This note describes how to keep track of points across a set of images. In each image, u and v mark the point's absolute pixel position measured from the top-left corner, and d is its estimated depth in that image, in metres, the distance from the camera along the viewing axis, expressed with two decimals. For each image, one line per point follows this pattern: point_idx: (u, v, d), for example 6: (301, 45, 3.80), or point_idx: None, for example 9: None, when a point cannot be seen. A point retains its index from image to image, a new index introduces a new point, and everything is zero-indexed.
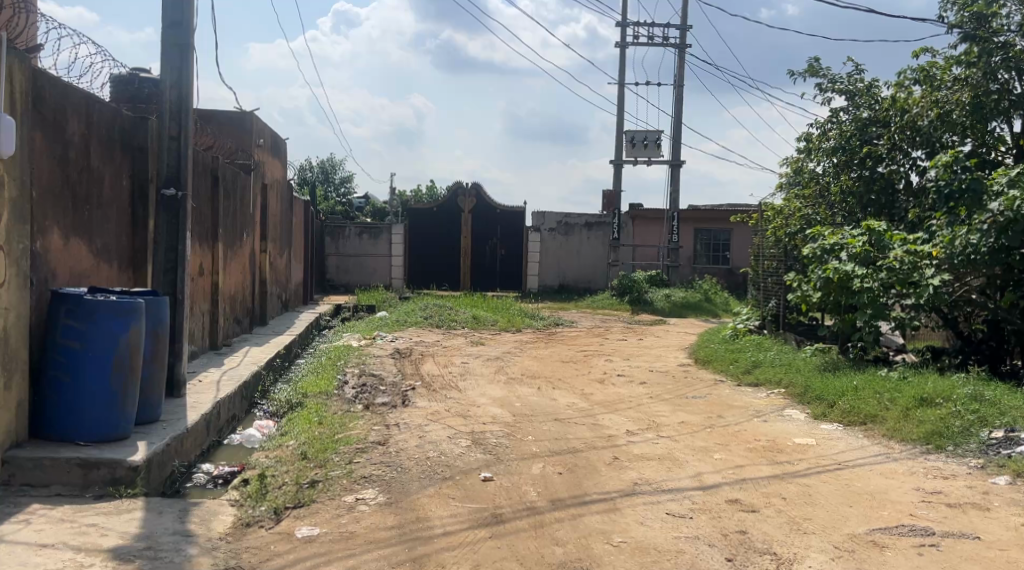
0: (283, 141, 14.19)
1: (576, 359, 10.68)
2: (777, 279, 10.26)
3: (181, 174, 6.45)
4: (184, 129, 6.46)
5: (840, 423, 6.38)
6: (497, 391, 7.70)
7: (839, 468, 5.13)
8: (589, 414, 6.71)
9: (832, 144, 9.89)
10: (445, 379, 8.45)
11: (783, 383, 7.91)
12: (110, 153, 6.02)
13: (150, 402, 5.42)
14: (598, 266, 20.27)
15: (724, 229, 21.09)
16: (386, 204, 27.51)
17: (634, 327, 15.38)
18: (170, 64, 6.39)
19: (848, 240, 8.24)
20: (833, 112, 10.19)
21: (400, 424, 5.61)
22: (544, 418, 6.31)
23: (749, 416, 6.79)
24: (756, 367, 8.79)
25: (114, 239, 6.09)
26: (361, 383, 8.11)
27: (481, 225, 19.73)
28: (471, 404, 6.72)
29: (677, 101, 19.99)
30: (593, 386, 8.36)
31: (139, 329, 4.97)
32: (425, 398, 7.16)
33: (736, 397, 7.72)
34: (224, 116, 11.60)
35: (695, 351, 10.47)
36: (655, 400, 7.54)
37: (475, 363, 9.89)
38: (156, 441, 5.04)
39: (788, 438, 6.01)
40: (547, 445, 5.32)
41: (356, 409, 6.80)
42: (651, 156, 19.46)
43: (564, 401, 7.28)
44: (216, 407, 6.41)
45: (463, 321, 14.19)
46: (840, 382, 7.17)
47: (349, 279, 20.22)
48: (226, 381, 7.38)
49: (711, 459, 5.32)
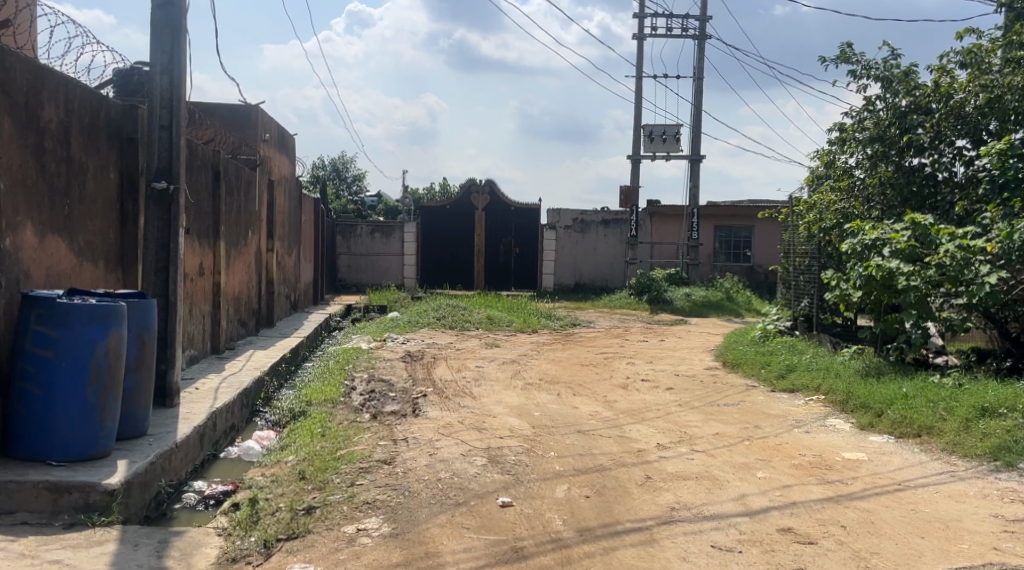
0: (290, 136, 13.73)
1: (596, 362, 10.16)
2: (811, 277, 9.72)
3: (172, 166, 5.97)
4: (175, 118, 5.97)
5: (891, 434, 5.87)
6: (514, 398, 7.19)
7: (899, 489, 4.59)
8: (614, 424, 6.19)
9: (869, 133, 9.32)
10: (459, 385, 7.94)
11: (822, 390, 7.36)
12: (95, 144, 5.55)
13: (134, 415, 4.93)
14: (615, 264, 19.78)
15: (745, 226, 20.53)
16: (400, 202, 27.04)
17: (655, 327, 14.85)
18: (160, 47, 5.90)
19: (890, 235, 7.66)
20: (868, 100, 9.55)
21: (409, 438, 5.11)
22: (567, 429, 5.78)
23: (789, 426, 6.27)
24: (790, 372, 8.22)
25: (99, 237, 5.63)
26: (369, 390, 7.63)
27: (496, 223, 19.16)
28: (487, 413, 6.21)
29: (697, 93, 19.41)
30: (616, 392, 7.83)
31: (120, 334, 4.48)
32: (437, 407, 6.66)
33: (771, 404, 7.17)
34: (228, 109, 11.11)
35: (722, 354, 9.91)
36: (685, 408, 7.01)
37: (490, 367, 9.39)
38: (139, 459, 4.55)
39: (836, 451, 5.47)
40: (571, 463, 4.79)
41: (362, 420, 6.31)
42: (670, 151, 18.88)
43: (586, 410, 6.76)
44: (211, 417, 5.93)
45: (477, 321, 13.70)
46: (887, 388, 6.63)
47: (360, 279, 19.81)
48: (225, 388, 6.91)
49: (755, 478, 4.79)
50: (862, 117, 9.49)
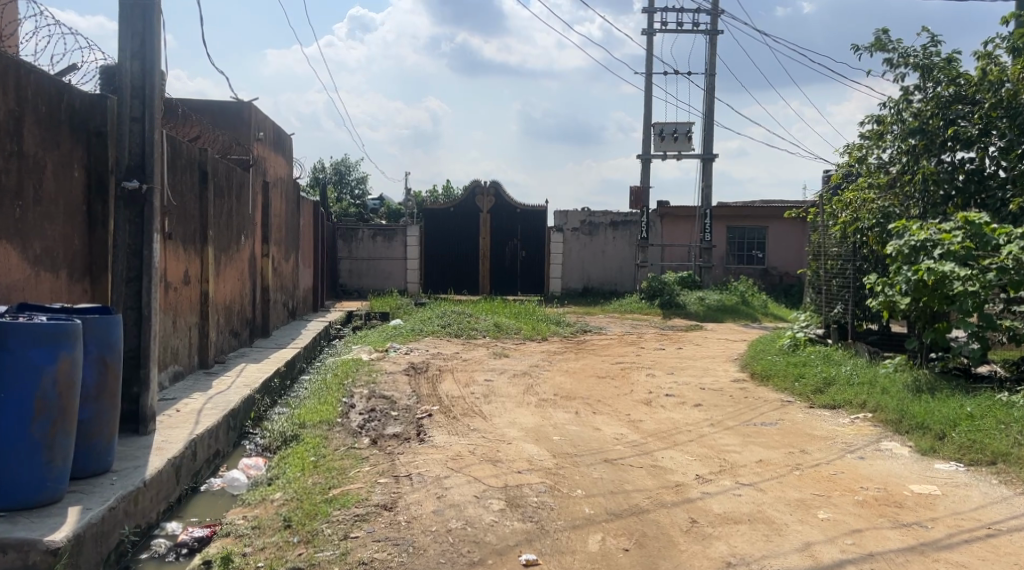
0: (286, 135, 13.08)
1: (613, 373, 9.48)
2: (845, 281, 9.04)
3: (145, 162, 5.30)
4: (149, 109, 5.30)
5: (959, 461, 5.22)
6: (529, 418, 6.50)
7: (992, 536, 3.90)
8: (644, 451, 5.50)
9: (908, 126, 8.64)
10: (467, 403, 7.25)
11: (869, 407, 6.67)
12: (56, 137, 4.91)
13: (94, 450, 4.26)
14: (624, 267, 19.11)
15: (759, 228, 19.84)
16: (402, 205, 26.41)
17: (669, 333, 14.16)
18: (130, 29, 5.23)
19: (940, 235, 6.95)
20: (905, 91, 8.92)
21: (413, 474, 4.42)
22: (592, 459, 5.09)
23: (840, 451, 5.59)
24: (830, 387, 7.53)
25: (61, 243, 4.97)
26: (369, 410, 6.96)
27: (501, 226, 18.44)
28: (500, 439, 5.53)
29: (709, 90, 18.73)
30: (639, 409, 7.14)
31: (72, 358, 3.82)
32: (444, 431, 5.98)
33: (814, 424, 6.48)
34: (219, 107, 10.42)
35: (749, 365, 9.22)
36: (718, 429, 6.33)
37: (500, 380, 8.70)
38: (96, 504, 3.88)
39: (902, 484, 4.78)
40: (602, 504, 4.11)
41: (359, 449, 5.64)
42: (682, 149, 18.16)
43: (610, 432, 6.07)
44: (191, 446, 5.26)
45: (483, 328, 13.03)
46: (946, 407, 5.96)
47: (362, 284, 19.24)
48: (209, 410, 6.25)
49: (817, 519, 4.11)
50: (900, 109, 8.86)
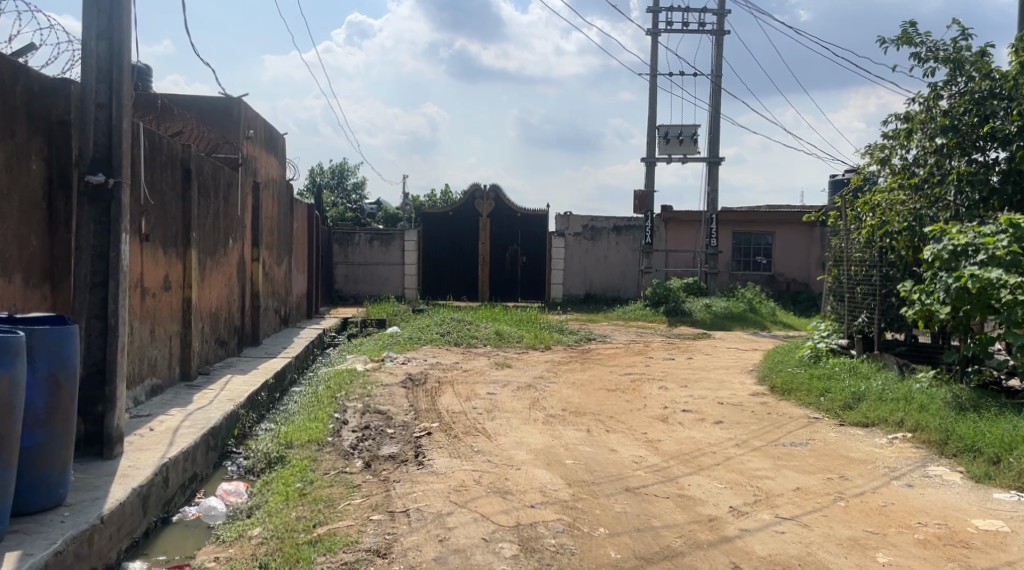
0: (279, 135, 12.54)
1: (623, 386, 8.92)
2: (871, 289, 8.51)
3: (113, 154, 4.76)
4: (117, 95, 4.75)
5: (1020, 491, 4.67)
6: (537, 438, 5.95)
7: None
8: (668, 477, 4.95)
9: (938, 124, 8.14)
10: (469, 420, 6.69)
11: (906, 426, 6.14)
12: (9, 124, 4.36)
13: (43, 482, 3.71)
14: (628, 273, 18.57)
15: (765, 233, 19.30)
16: (400, 210, 25.85)
17: (676, 342, 13.61)
18: (95, 5, 4.69)
19: (984, 239, 6.41)
20: (936, 87, 8.40)
21: (411, 509, 3.86)
22: (611, 487, 4.53)
23: (884, 477, 5.04)
24: (860, 403, 6.99)
25: (14, 244, 4.41)
26: (363, 428, 6.40)
27: (501, 231, 17.89)
28: (508, 464, 4.97)
29: (714, 92, 18.22)
30: (656, 427, 6.58)
31: (12, 376, 3.28)
32: (444, 453, 5.42)
33: (848, 445, 5.93)
34: (207, 103, 9.87)
35: (768, 378, 8.68)
36: (745, 451, 5.78)
37: (504, 393, 8.14)
38: (39, 549, 3.34)
39: (963, 518, 4.24)
40: (630, 546, 3.57)
41: (350, 474, 5.08)
42: (687, 152, 17.65)
43: (627, 455, 5.51)
44: (162, 471, 4.71)
45: (484, 336, 12.47)
46: (997, 427, 5.41)
47: (358, 290, 18.69)
48: (187, 428, 5.69)
49: (878, 564, 3.56)
50: (930, 106, 8.32)
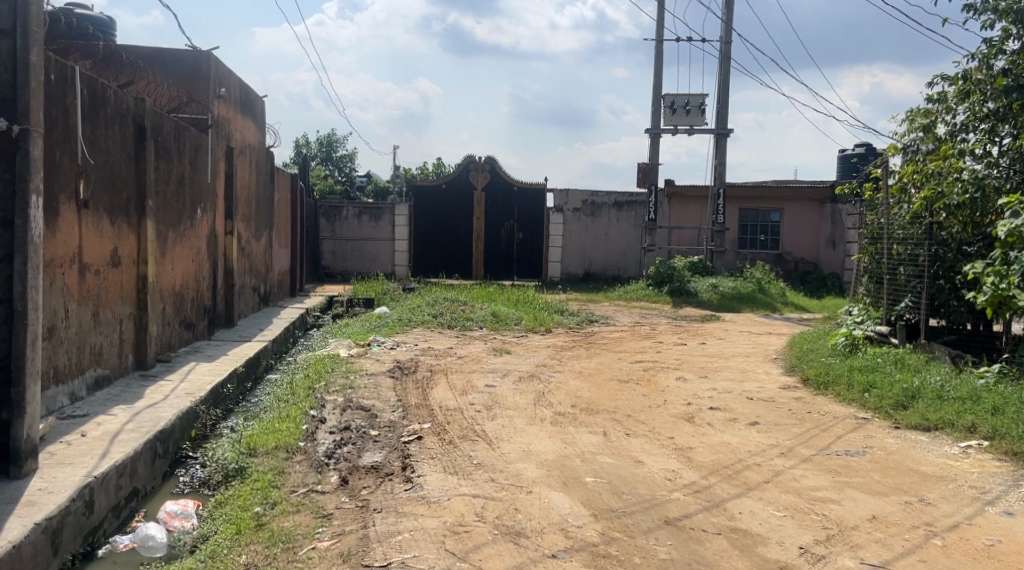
0: (257, 96, 11.47)
1: (635, 376, 8.00)
2: (917, 269, 7.58)
3: (18, 94, 3.77)
4: (20, 20, 3.75)
5: None
6: (547, 445, 5.03)
7: None
8: (713, 500, 4.03)
9: (996, 85, 7.19)
10: (466, 419, 5.76)
11: (980, 432, 5.25)
12: None
13: None
14: (630, 251, 17.59)
15: (774, 208, 18.32)
16: (391, 183, 24.78)
17: (684, 325, 12.70)
18: None
19: None
20: (996, 42, 7.41)
21: (394, 563, 3.06)
22: (647, 518, 3.64)
23: (974, 501, 4.15)
24: (914, 401, 6.06)
25: None
26: (342, 430, 5.45)
27: (497, 205, 16.90)
28: (517, 484, 4.04)
29: (723, 59, 17.17)
30: (682, 430, 5.65)
31: None
32: (437, 466, 4.48)
33: (914, 455, 5.03)
34: (171, 56, 8.81)
35: (799, 368, 7.76)
36: (796, 462, 4.86)
37: (504, 385, 7.18)
38: None
39: None
40: None
41: (321, 496, 4.13)
42: (694, 124, 16.63)
43: (657, 469, 4.58)
44: (84, 493, 3.75)
45: (479, 318, 11.51)
46: None
47: (346, 267, 17.68)
48: (128, 433, 4.71)
49: None
50: (989, 64, 7.32)
